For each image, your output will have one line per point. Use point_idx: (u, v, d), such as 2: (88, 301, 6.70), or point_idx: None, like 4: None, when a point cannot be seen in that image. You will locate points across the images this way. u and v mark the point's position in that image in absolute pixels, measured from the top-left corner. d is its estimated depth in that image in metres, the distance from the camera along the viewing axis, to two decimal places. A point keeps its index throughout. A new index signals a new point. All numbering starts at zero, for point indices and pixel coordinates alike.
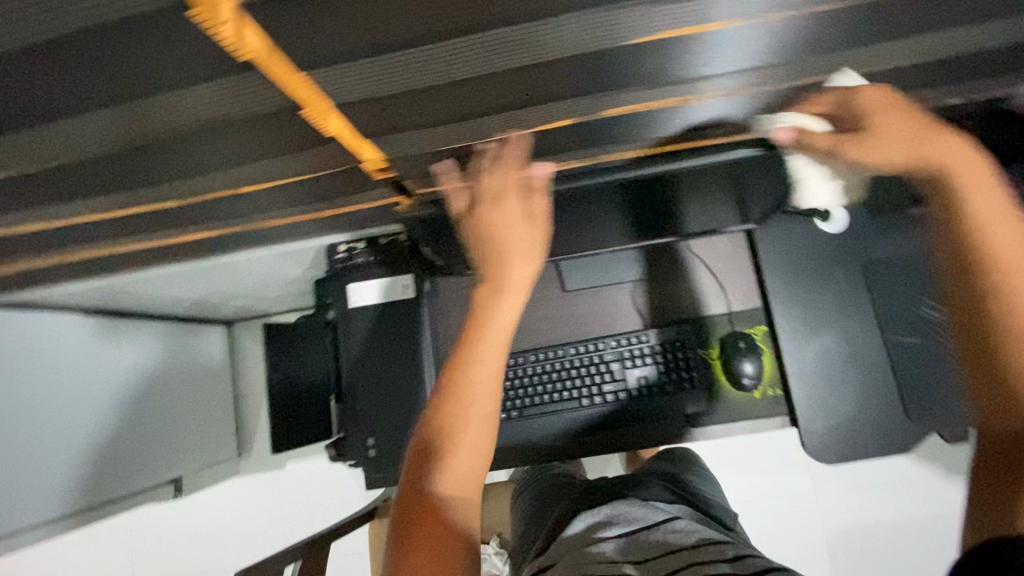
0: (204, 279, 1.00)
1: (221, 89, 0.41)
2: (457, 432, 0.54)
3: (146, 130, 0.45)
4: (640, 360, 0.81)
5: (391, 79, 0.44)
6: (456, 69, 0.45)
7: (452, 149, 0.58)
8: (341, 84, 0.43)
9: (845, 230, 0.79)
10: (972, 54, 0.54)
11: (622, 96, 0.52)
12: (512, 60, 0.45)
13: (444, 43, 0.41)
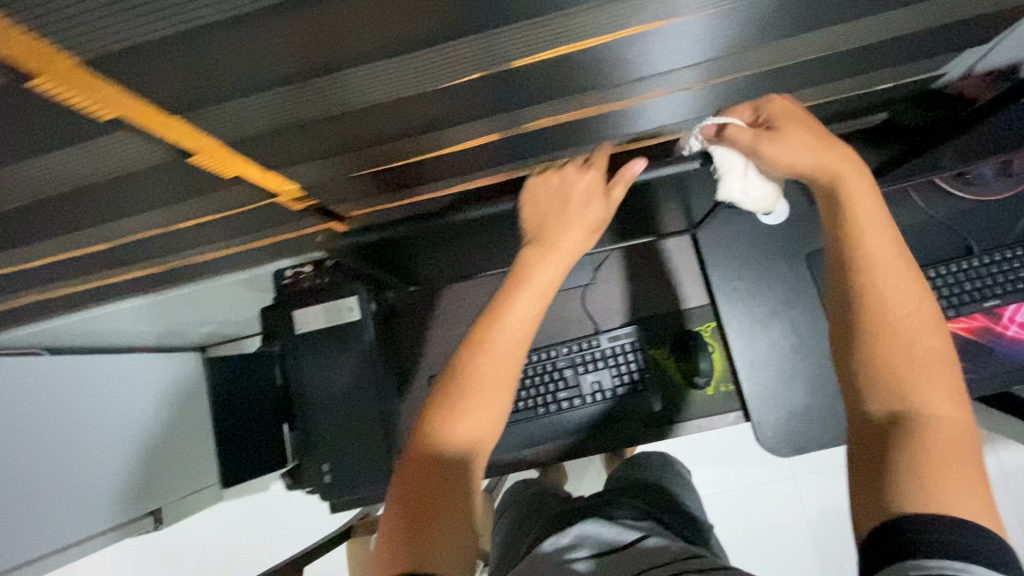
0: (167, 308, 1.02)
1: (112, 148, 0.42)
2: (475, 388, 0.51)
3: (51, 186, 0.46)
4: (593, 366, 0.81)
5: (277, 115, 0.43)
6: (348, 101, 0.44)
7: (383, 170, 0.58)
8: (223, 126, 0.42)
9: (786, 221, 0.80)
10: (872, 45, 0.54)
11: (557, 105, 0.54)
12: (403, 88, 0.44)
13: (325, 81, 0.40)
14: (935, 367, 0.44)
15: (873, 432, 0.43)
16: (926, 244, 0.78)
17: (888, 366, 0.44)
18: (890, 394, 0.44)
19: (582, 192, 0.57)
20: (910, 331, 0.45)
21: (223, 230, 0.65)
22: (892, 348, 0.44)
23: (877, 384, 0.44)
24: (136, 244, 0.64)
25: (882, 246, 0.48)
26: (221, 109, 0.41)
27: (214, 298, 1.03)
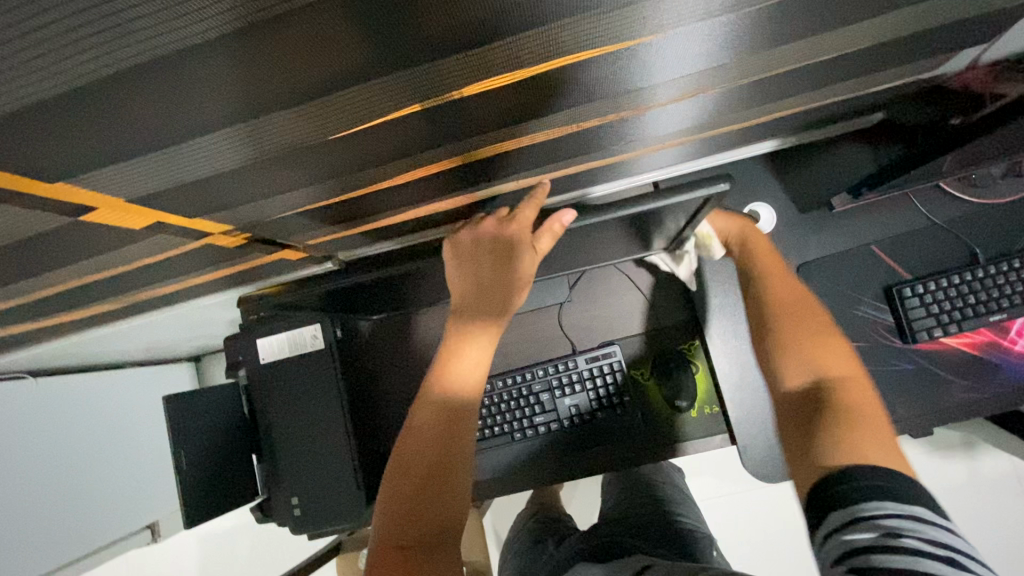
0: (145, 331, 1.01)
1: (9, 211, 0.40)
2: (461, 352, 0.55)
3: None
4: (570, 389, 0.78)
5: (183, 165, 0.39)
6: (262, 147, 0.39)
7: (334, 201, 0.54)
8: (124, 180, 0.39)
9: (775, 232, 0.75)
10: (856, 55, 0.49)
11: (514, 129, 0.48)
12: (326, 130, 0.39)
13: (227, 131, 0.36)
14: (836, 347, 0.54)
15: (799, 408, 0.50)
16: (927, 253, 0.72)
17: (798, 354, 0.54)
18: (806, 372, 0.52)
19: (507, 244, 0.54)
20: (810, 328, 0.56)
21: (169, 266, 0.63)
22: (795, 344, 0.55)
23: (794, 370, 0.53)
24: (82, 285, 0.63)
25: (780, 274, 0.64)
26: (115, 168, 0.37)
27: (192, 319, 1.02)
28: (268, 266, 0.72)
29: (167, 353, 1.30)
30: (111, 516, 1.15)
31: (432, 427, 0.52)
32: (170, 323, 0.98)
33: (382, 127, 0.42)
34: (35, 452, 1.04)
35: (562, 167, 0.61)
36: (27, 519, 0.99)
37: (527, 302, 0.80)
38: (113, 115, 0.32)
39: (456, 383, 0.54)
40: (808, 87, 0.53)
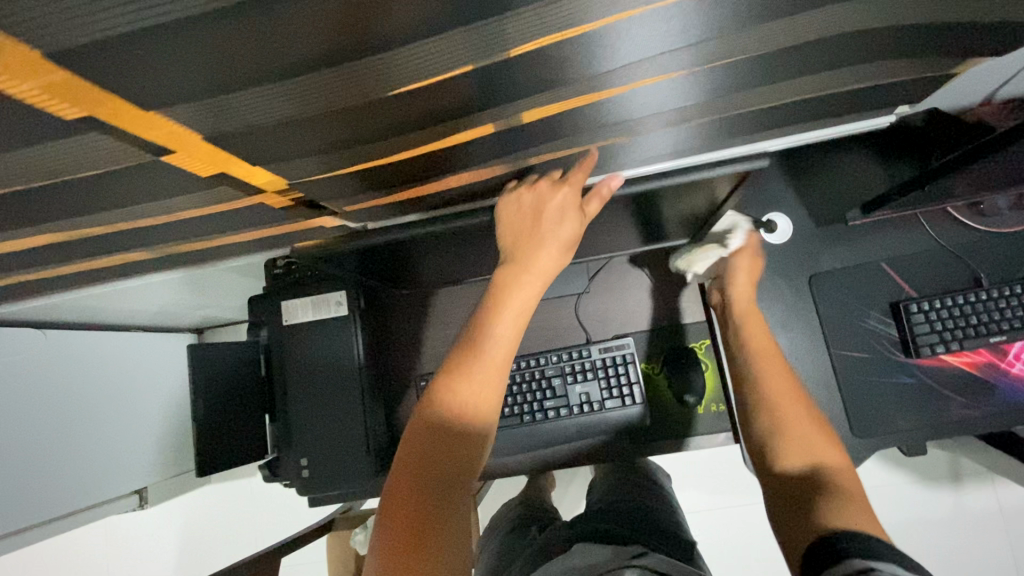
0: (159, 292, 1.01)
1: (91, 143, 0.41)
2: (474, 350, 0.57)
3: (32, 174, 0.45)
4: (582, 376, 0.79)
5: (248, 110, 0.40)
6: (323, 99, 0.41)
7: (380, 165, 0.56)
8: (197, 118, 0.40)
9: (788, 243, 0.78)
10: (931, 29, 0.47)
11: (532, 98, 0.47)
12: (388, 83, 0.41)
13: (290, 79, 0.38)
14: (821, 429, 0.59)
15: (796, 491, 0.53)
16: (933, 273, 0.76)
17: (788, 436, 0.58)
18: (804, 455, 0.56)
19: (559, 207, 0.59)
20: (796, 406, 0.60)
21: (210, 223, 0.64)
22: (783, 422, 0.59)
23: (791, 451, 0.57)
24: (119, 236, 0.63)
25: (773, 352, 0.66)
26: (189, 106, 0.38)
27: (208, 285, 1.03)
28: (298, 233, 0.74)
29: (171, 320, 1.30)
30: (100, 480, 1.13)
31: (445, 416, 0.54)
32: (186, 285, 0.99)
33: (444, 87, 0.43)
34: (38, 403, 1.02)
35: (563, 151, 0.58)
36: (27, 469, 0.98)
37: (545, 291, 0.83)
38: (196, 51, 0.33)
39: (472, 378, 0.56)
40: (876, 61, 0.50)
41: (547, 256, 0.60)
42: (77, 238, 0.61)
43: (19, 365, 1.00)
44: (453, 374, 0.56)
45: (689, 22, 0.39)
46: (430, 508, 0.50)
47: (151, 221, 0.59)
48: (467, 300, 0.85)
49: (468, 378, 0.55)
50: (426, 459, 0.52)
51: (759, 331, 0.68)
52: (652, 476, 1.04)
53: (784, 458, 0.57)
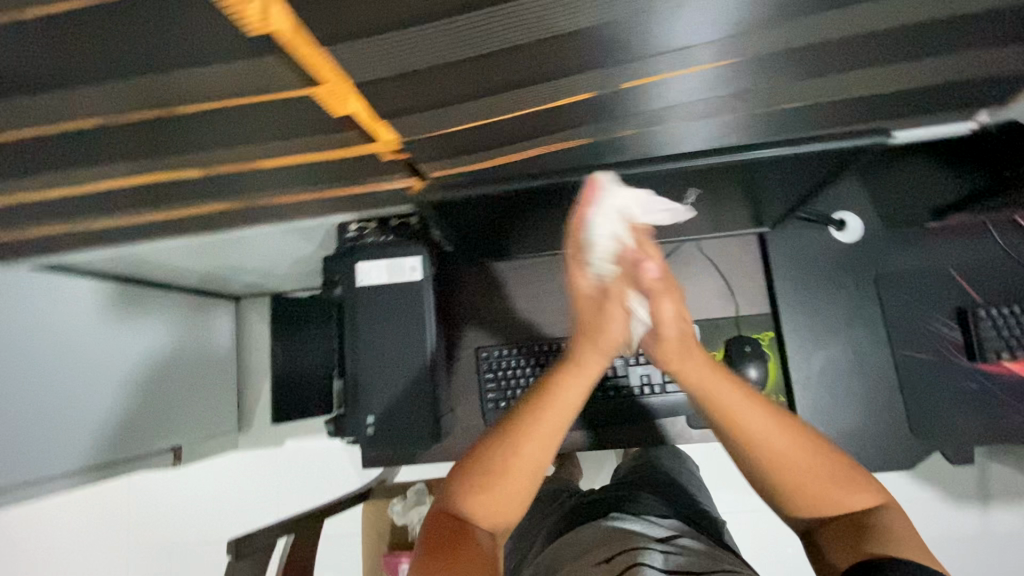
0: (220, 251, 1.03)
1: (253, 68, 0.43)
2: (510, 443, 0.61)
3: (183, 100, 0.47)
4: (644, 358, 0.80)
5: (409, 52, 0.45)
6: (473, 45, 0.46)
7: (490, 123, 0.58)
8: (364, 57, 0.44)
9: (859, 241, 0.79)
10: None
11: (625, 70, 0.52)
12: (532, 34, 0.45)
13: (457, 21, 0.42)
14: (838, 473, 0.60)
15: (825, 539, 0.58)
16: (1002, 282, 0.76)
17: (809, 501, 0.60)
18: (812, 504, 0.60)
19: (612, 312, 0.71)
20: (799, 457, 0.61)
21: (309, 177, 0.65)
22: (797, 486, 0.60)
23: (797, 503, 0.60)
24: (220, 184, 0.65)
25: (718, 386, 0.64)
26: (363, 43, 0.43)
27: (268, 248, 1.04)
28: (380, 197, 0.75)
29: (216, 285, 1.32)
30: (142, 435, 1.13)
31: (490, 496, 0.60)
32: (248, 246, 1.01)
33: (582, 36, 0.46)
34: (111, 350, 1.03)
35: (610, 127, 0.63)
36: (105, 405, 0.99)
37: None
38: None
39: (508, 467, 0.60)
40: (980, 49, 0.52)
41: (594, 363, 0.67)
42: (182, 181, 0.63)
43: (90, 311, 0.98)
44: (505, 479, 0.60)
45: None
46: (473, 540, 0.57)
47: (259, 167, 0.61)
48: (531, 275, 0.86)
49: (504, 461, 0.61)
50: (456, 532, 0.57)
51: (695, 364, 0.66)
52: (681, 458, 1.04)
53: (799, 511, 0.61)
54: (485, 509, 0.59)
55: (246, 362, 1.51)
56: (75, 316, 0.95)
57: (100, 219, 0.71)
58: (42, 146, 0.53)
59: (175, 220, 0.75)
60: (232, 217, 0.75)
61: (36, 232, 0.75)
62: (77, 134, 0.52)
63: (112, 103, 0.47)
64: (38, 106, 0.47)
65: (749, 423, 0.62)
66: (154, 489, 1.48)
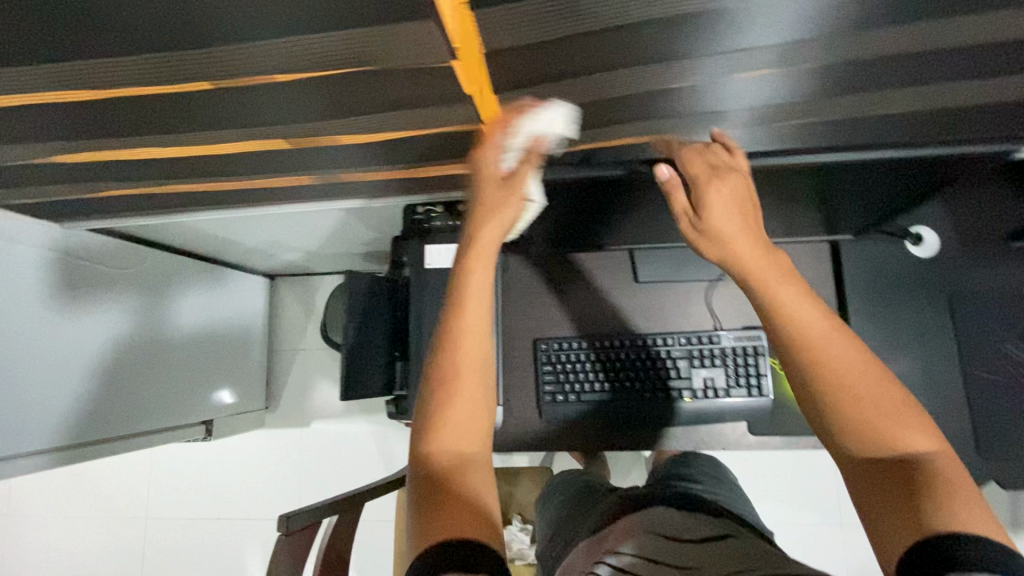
0: (273, 228, 1.03)
1: (402, 38, 0.44)
2: (451, 385, 0.54)
3: (314, 67, 0.47)
4: (709, 361, 0.80)
5: (537, 19, 0.45)
6: (600, 17, 0.46)
7: (592, 102, 0.58)
8: (495, 21, 0.45)
9: (933, 256, 0.78)
10: None
11: (693, 65, 0.52)
12: (662, 9, 0.45)
13: None
14: (889, 403, 0.47)
15: (890, 469, 0.45)
16: None
17: (854, 416, 0.47)
18: (871, 435, 0.47)
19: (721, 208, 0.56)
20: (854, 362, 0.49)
21: (398, 155, 0.65)
22: (844, 387, 0.48)
23: (849, 424, 0.47)
24: (305, 158, 0.64)
25: (783, 287, 0.52)
26: (493, 7, 0.43)
27: (322, 229, 1.04)
28: (456, 181, 0.75)
29: (256, 262, 1.31)
30: (169, 405, 1.13)
31: (456, 434, 0.53)
32: (304, 225, 1.00)
33: (709, 16, 0.46)
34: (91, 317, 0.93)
35: (680, 125, 0.63)
36: (80, 379, 0.91)
37: (677, 273, 0.83)
38: None
39: (454, 402, 0.54)
40: None
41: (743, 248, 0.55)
42: (269, 153, 0.62)
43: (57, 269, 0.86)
44: (446, 388, 0.54)
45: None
46: (457, 482, 0.51)
47: (351, 141, 0.60)
48: (596, 271, 0.85)
49: (443, 401, 0.54)
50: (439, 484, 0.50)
51: (733, 225, 0.56)
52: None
53: (850, 434, 0.47)
54: (457, 450, 0.53)
55: (277, 342, 1.51)
56: (31, 275, 0.82)
57: (177, 187, 0.71)
58: (147, 113, 0.53)
59: (248, 193, 0.75)
60: (306, 193, 0.75)
61: (108, 197, 0.75)
62: (186, 102, 0.51)
63: (238, 68, 0.46)
64: (158, 73, 0.46)
65: (806, 319, 0.51)
66: (174, 466, 1.47)
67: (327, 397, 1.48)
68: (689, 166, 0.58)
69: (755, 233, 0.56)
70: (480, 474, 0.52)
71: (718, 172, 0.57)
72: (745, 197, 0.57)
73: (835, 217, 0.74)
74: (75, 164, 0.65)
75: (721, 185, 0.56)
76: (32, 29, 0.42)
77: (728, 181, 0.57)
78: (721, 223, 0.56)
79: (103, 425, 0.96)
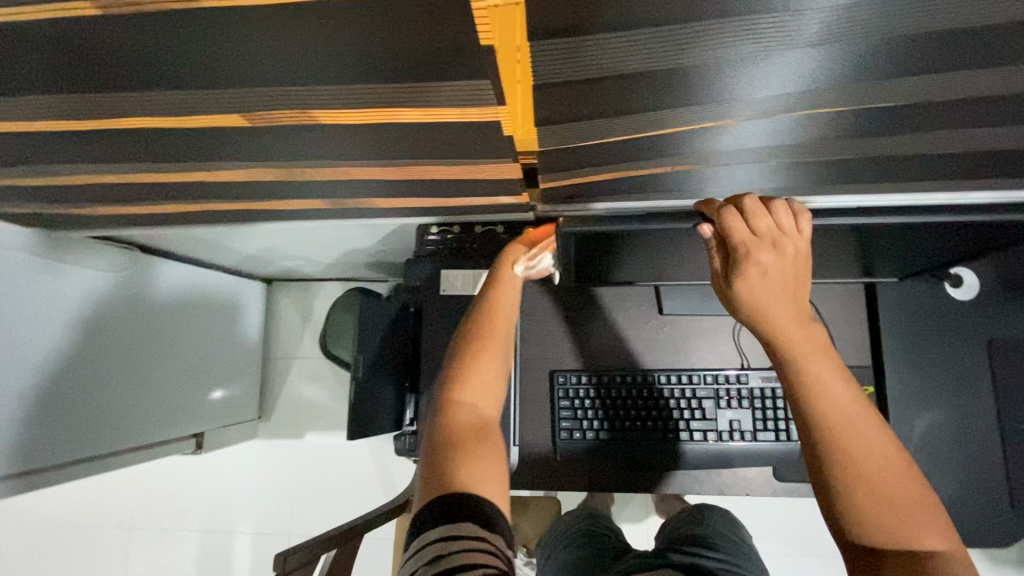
0: (274, 239, 0.98)
1: (444, 87, 0.41)
2: (481, 356, 0.60)
3: (336, 107, 0.43)
4: (735, 403, 0.77)
5: (585, 60, 0.39)
6: (654, 61, 0.40)
7: (626, 142, 0.52)
8: (539, 60, 0.39)
9: (973, 300, 0.74)
10: None
11: (699, 110, 0.46)
12: (728, 55, 0.39)
13: (650, 31, 0.37)
14: (907, 501, 0.46)
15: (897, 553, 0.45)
16: None
17: (870, 508, 0.46)
18: (888, 523, 0.45)
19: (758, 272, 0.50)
20: (877, 450, 0.48)
21: (419, 184, 0.61)
22: (865, 475, 0.47)
23: (864, 507, 0.46)
24: (317, 181, 0.59)
25: (817, 364, 0.50)
26: (539, 45, 0.37)
27: (326, 241, 0.99)
28: (476, 207, 0.70)
29: (252, 269, 1.26)
30: (156, 421, 1.07)
31: (480, 401, 0.58)
32: (307, 238, 0.95)
33: (776, 67, 0.41)
34: (60, 332, 0.86)
35: (696, 165, 0.57)
36: (57, 400, 0.85)
37: (703, 308, 0.79)
38: None
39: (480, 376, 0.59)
40: None
41: (783, 314, 0.50)
42: (278, 175, 0.57)
43: (18, 276, 0.78)
44: (480, 350, 0.60)
45: (985, 69, 0.40)
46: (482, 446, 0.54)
47: (369, 168, 0.55)
48: (618, 302, 0.81)
49: (474, 368, 0.59)
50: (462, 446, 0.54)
51: (780, 299, 0.50)
52: (713, 519, 0.96)
53: (869, 517, 0.46)
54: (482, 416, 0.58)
55: (272, 350, 1.46)
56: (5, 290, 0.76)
57: (176, 205, 0.66)
58: (153, 137, 0.49)
59: (252, 212, 0.70)
60: (315, 214, 0.70)
61: (99, 212, 0.69)
62: (197, 128, 0.47)
63: (251, 99, 0.42)
64: (166, 100, 0.42)
65: (834, 398, 0.49)
66: (161, 476, 1.42)
67: (323, 409, 1.43)
68: (737, 226, 0.50)
69: (802, 307, 0.51)
70: (491, 431, 0.56)
71: (773, 239, 0.50)
72: (799, 268, 0.51)
73: (875, 259, 0.71)
74: (63, 181, 0.60)
75: (773, 254, 0.50)
76: (24, 55, 0.38)
77: (785, 251, 0.50)
78: (764, 294, 0.50)
79: (83, 445, 0.90)
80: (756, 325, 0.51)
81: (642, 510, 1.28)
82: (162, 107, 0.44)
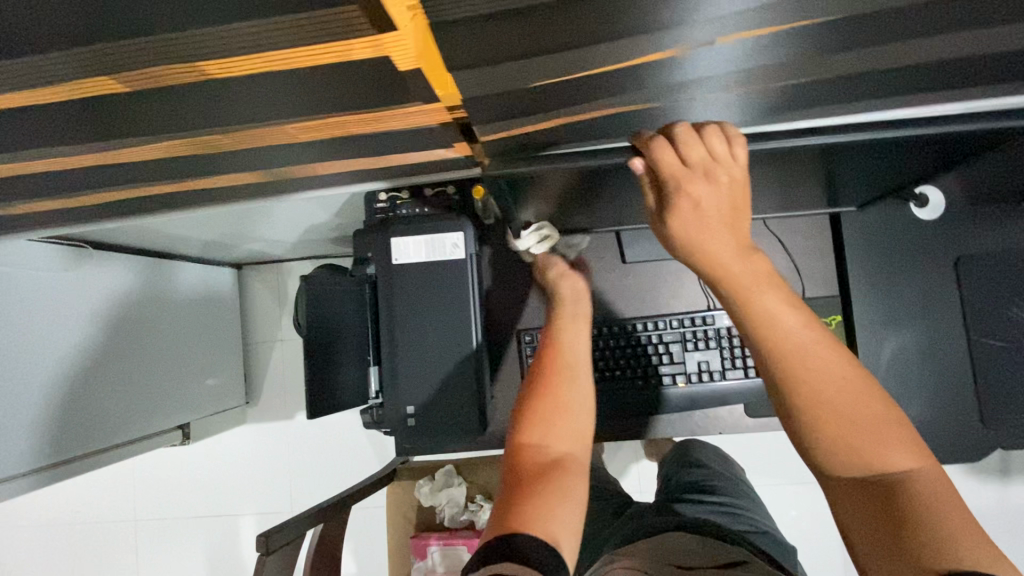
0: (227, 221, 0.95)
1: (333, 26, 0.37)
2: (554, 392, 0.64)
3: (232, 55, 0.39)
4: (702, 344, 0.76)
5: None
6: None
7: (558, 84, 0.48)
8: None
9: (938, 219, 0.73)
10: None
11: (629, 44, 0.42)
12: None
13: None
14: (869, 419, 0.46)
15: (876, 490, 0.44)
16: None
17: (837, 441, 0.46)
18: (862, 459, 0.45)
19: (692, 202, 0.48)
20: (835, 375, 0.47)
21: (350, 145, 0.58)
22: (823, 402, 0.46)
23: (833, 445, 0.46)
24: (240, 151, 0.56)
25: (761, 297, 0.49)
26: None
27: (282, 219, 0.96)
28: (419, 167, 0.67)
29: (217, 255, 1.23)
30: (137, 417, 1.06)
31: (561, 435, 0.61)
32: (260, 216, 0.92)
33: None
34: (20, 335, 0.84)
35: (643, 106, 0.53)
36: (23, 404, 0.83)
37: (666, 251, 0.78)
38: None
39: (554, 411, 0.63)
40: None
41: (718, 246, 0.49)
42: (195, 146, 0.54)
43: None
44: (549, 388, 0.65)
45: None
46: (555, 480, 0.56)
47: (289, 129, 0.52)
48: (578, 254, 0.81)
49: (545, 405, 0.63)
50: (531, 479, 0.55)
51: (716, 230, 0.49)
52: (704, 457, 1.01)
53: (841, 454, 0.46)
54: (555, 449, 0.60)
55: (253, 335, 1.44)
56: None
57: (102, 191, 0.63)
58: (48, 115, 0.46)
59: (187, 193, 0.67)
60: (254, 187, 0.67)
61: (26, 206, 0.66)
62: (90, 99, 0.44)
63: (132, 61, 0.39)
64: (42, 69, 0.39)
65: (783, 326, 0.48)
66: (157, 467, 1.44)
67: None
68: (666, 158, 0.47)
69: (741, 235, 0.49)
70: (570, 471, 0.58)
71: (706, 167, 0.47)
72: (734, 195, 0.48)
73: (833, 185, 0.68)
74: None
75: (704, 183, 0.47)
76: None
77: (717, 179, 0.47)
78: (700, 229, 0.49)
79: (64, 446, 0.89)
80: (697, 264, 0.50)
81: (631, 456, 1.31)
82: (43, 77, 0.40)
